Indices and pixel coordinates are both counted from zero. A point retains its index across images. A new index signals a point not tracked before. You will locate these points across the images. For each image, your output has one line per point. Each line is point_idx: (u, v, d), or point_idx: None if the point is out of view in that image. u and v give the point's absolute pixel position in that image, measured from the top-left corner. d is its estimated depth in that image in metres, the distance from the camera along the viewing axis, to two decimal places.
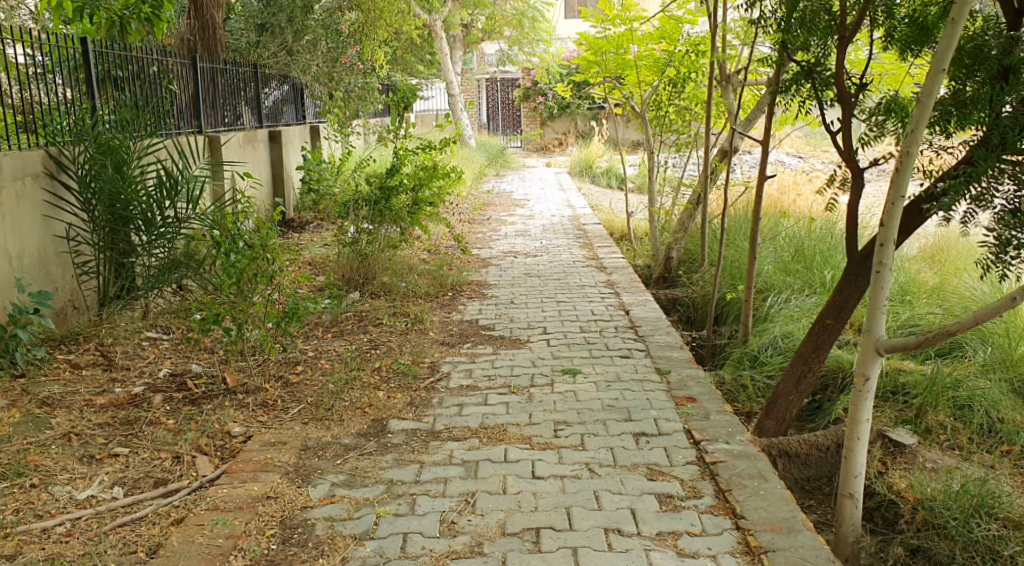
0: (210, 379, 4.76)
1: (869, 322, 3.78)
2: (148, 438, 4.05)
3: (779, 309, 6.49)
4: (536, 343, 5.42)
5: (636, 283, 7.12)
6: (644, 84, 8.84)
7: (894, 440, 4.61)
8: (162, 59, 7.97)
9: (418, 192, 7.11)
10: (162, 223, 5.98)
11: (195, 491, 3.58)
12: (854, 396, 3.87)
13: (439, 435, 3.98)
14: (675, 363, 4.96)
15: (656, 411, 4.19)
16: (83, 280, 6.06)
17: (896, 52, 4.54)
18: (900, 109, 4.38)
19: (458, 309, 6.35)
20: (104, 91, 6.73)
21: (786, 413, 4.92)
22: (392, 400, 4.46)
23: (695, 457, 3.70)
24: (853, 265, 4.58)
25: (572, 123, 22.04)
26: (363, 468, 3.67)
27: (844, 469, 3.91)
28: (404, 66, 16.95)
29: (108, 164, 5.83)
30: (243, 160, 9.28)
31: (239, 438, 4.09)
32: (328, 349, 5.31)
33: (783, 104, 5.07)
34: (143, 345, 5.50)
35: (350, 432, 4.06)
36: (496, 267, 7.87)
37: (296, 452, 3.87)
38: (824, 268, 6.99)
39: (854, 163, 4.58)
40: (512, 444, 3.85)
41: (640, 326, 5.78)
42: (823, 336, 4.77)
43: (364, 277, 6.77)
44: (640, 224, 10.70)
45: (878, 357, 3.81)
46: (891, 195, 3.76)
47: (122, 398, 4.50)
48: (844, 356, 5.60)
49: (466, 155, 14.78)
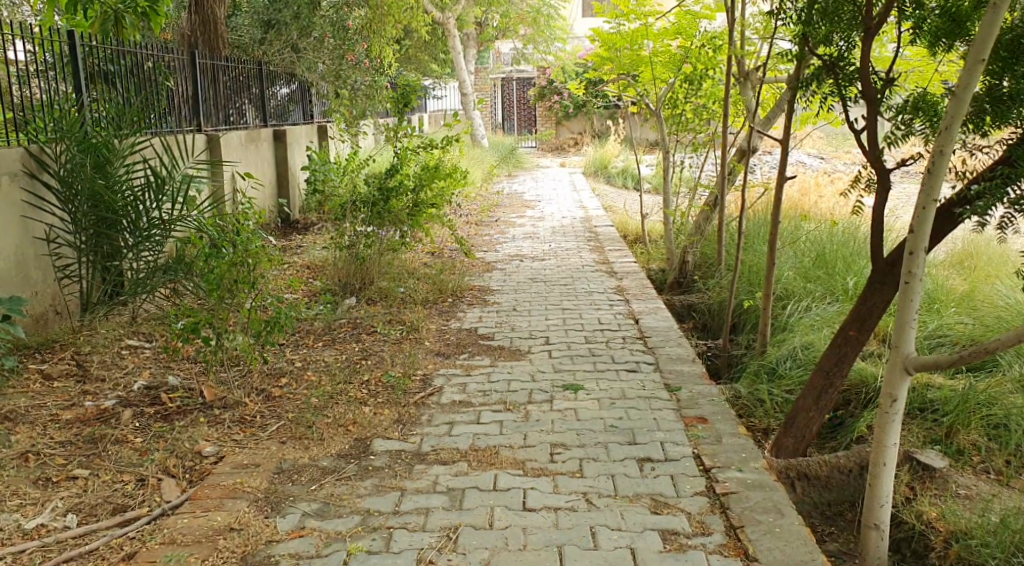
0: (186, 392, 4.45)
1: (898, 338, 3.50)
2: (111, 459, 3.74)
3: (798, 319, 6.15)
4: (537, 354, 5.09)
5: (648, 290, 6.76)
6: (659, 81, 8.51)
7: (923, 463, 4.22)
8: (158, 54, 7.67)
9: (420, 193, 6.80)
10: (148, 225, 5.73)
11: (154, 520, 3.27)
12: (881, 418, 3.59)
13: (425, 458, 3.65)
14: (686, 379, 4.61)
15: (663, 433, 3.84)
16: (67, 283, 5.79)
17: (925, 45, 4.16)
18: (927, 107, 4.01)
19: (457, 316, 6.02)
20: (93, 87, 6.43)
21: (805, 431, 4.59)
22: (378, 416, 4.13)
23: (704, 487, 3.34)
24: (876, 273, 4.23)
25: (588, 123, 21.64)
26: (338, 495, 3.34)
27: (869, 497, 3.64)
28: (417, 67, 16.68)
29: (88, 162, 5.52)
30: (245, 161, 9.00)
31: (210, 459, 3.78)
32: (317, 359, 5.00)
33: (805, 101, 4.74)
34: (123, 353, 5.20)
35: (330, 453, 3.74)
36: (500, 271, 7.54)
37: (268, 477, 3.54)
38: (847, 276, 6.62)
39: (879, 165, 4.23)
40: (503, 470, 3.51)
41: (650, 336, 5.43)
42: (845, 349, 4.42)
43: (361, 282, 6.46)
44: (654, 226, 10.36)
45: (906, 377, 3.53)
46: (922, 196, 3.45)
47: (90, 413, 4.21)
48: (868, 370, 5.23)
49: (476, 155, 14.47)
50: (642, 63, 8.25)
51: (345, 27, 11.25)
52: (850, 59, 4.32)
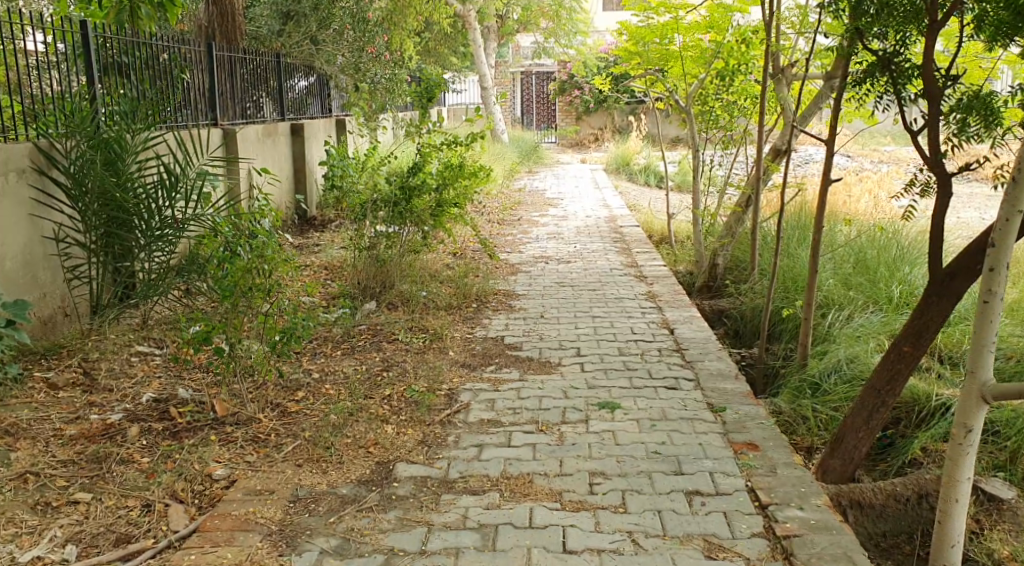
0: (196, 405, 4.16)
1: (975, 362, 3.23)
2: (116, 481, 3.47)
3: (841, 329, 5.83)
4: (569, 367, 4.78)
5: (680, 296, 6.44)
6: (689, 77, 8.16)
7: (989, 493, 3.96)
8: (173, 45, 7.36)
9: (444, 192, 6.48)
10: (160, 226, 5.46)
11: (160, 554, 3.02)
12: (953, 450, 3.32)
13: (453, 486, 3.36)
14: (730, 397, 4.30)
15: (712, 462, 3.53)
16: (76, 284, 5.52)
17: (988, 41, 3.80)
18: (983, 106, 3.68)
19: (482, 323, 5.73)
20: (107, 79, 6.14)
21: (855, 453, 4.25)
22: (401, 437, 3.84)
23: (762, 528, 3.05)
24: (934, 284, 3.92)
25: (609, 118, 21.28)
26: (360, 530, 3.07)
27: (937, 536, 3.39)
28: (437, 59, 16.35)
29: (99, 160, 5.25)
30: (261, 157, 8.75)
31: (221, 482, 3.50)
32: (335, 370, 4.72)
33: (858, 99, 4.42)
34: (133, 360, 4.94)
35: (350, 479, 3.46)
36: (525, 274, 7.24)
37: (282, 506, 3.27)
38: (891, 283, 6.29)
39: (940, 170, 3.92)
40: (539, 503, 3.22)
41: (688, 348, 5.12)
42: (898, 366, 4.09)
43: (381, 286, 6.17)
44: (681, 226, 10.04)
45: (983, 406, 3.25)
46: (1004, 208, 3.17)
47: (95, 428, 3.93)
48: (921, 386, 4.90)
49: (497, 151, 14.20)
50: (672, 58, 7.86)
51: (365, 18, 10.93)
52: (905, 54, 4.01)
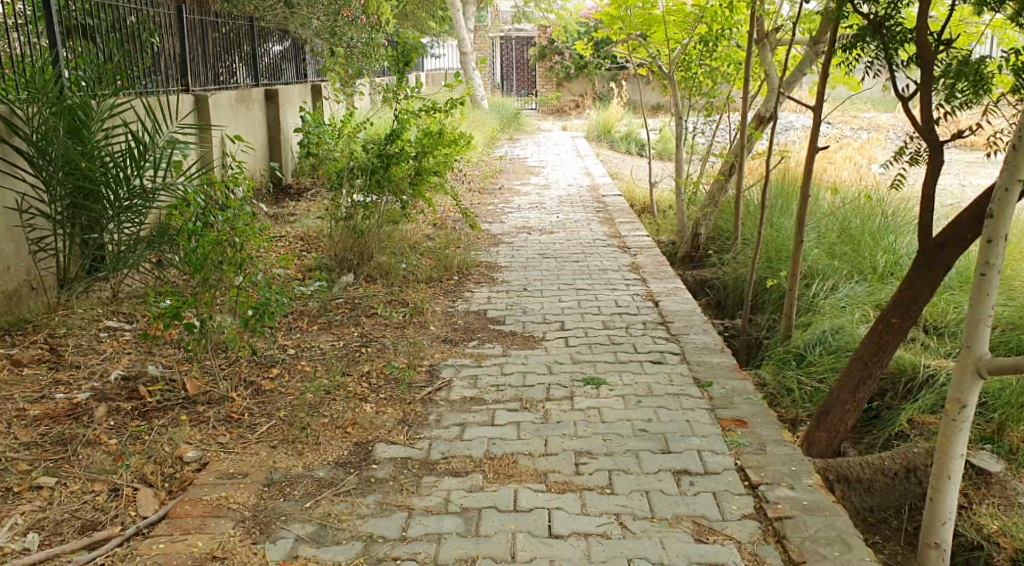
0: (167, 383, 4.01)
1: (970, 336, 3.14)
2: (82, 464, 3.32)
3: (826, 299, 5.74)
4: (552, 342, 4.67)
5: (664, 267, 6.33)
6: (672, 42, 7.96)
7: (978, 467, 3.90)
8: (141, 8, 7.08)
9: (423, 160, 6.29)
10: (128, 197, 5.26)
11: (127, 542, 2.89)
12: (947, 426, 3.24)
13: (435, 468, 3.25)
14: (717, 372, 4.20)
15: (700, 440, 3.44)
16: (42, 257, 5.31)
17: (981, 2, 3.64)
18: (972, 69, 3.52)
19: (463, 296, 5.60)
20: (71, 43, 5.87)
21: (841, 425, 4.14)
22: (381, 416, 3.72)
23: (753, 509, 2.97)
24: (923, 255, 3.82)
25: (590, 84, 21.03)
26: (337, 515, 2.96)
27: (929, 514, 3.31)
28: (415, 23, 16.02)
29: (62, 127, 5.01)
30: (235, 124, 8.52)
31: (193, 465, 3.37)
32: (312, 346, 4.58)
33: (848, 64, 4.26)
34: (101, 336, 4.76)
35: (328, 461, 3.34)
36: (507, 245, 7.11)
37: (256, 490, 3.14)
38: (876, 252, 6.19)
39: (932, 139, 3.79)
40: (523, 484, 3.11)
41: (673, 321, 5.02)
42: (886, 338, 3.98)
43: (360, 258, 6.01)
44: (663, 195, 9.93)
45: (978, 381, 3.16)
46: (1004, 178, 3.06)
47: (61, 408, 3.76)
48: (908, 358, 4.82)
49: (477, 117, 13.97)
50: (655, 22, 7.62)
51: None
52: (896, 16, 3.83)
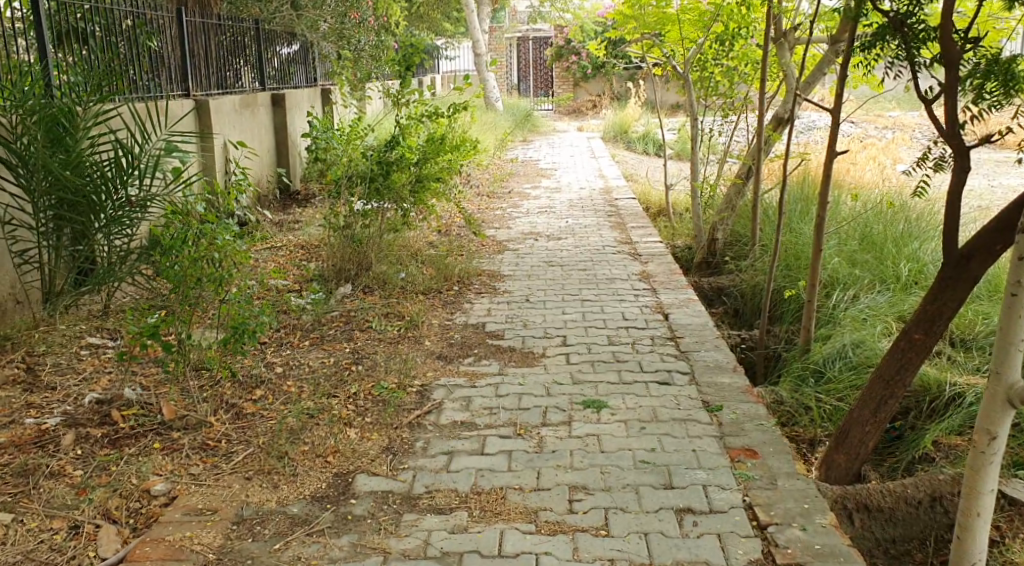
0: (143, 406, 3.79)
1: (1000, 362, 2.85)
2: (41, 499, 3.10)
3: (846, 310, 5.44)
4: (553, 359, 4.41)
5: (676, 277, 6.05)
6: (687, 41, 7.66)
7: (1011, 498, 3.60)
8: (137, 10, 6.89)
9: (425, 167, 6.05)
10: (116, 207, 5.03)
11: None
12: (975, 459, 2.96)
13: (416, 504, 3.01)
14: (727, 394, 3.93)
15: (706, 473, 3.17)
16: (27, 270, 5.10)
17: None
18: (1002, 69, 3.21)
19: (463, 307, 5.36)
20: (60, 48, 5.67)
21: (861, 448, 3.85)
22: (365, 443, 3.49)
23: (762, 555, 2.70)
24: (947, 267, 3.51)
25: (607, 83, 20.77)
26: (306, 559, 2.73)
27: (957, 554, 3.03)
28: (429, 24, 15.79)
29: (43, 135, 4.78)
30: (239, 129, 8.33)
31: (160, 500, 3.15)
32: (300, 364, 4.35)
33: (866, 63, 3.96)
34: (82, 353, 4.56)
35: (302, 495, 3.11)
36: (513, 252, 6.87)
37: (224, 529, 2.92)
38: (899, 260, 5.88)
39: (958, 144, 3.48)
40: (510, 525, 2.86)
41: (683, 337, 4.74)
42: (909, 356, 3.67)
43: (358, 267, 5.78)
44: (679, 198, 9.63)
45: (1009, 410, 2.88)
46: None
47: (27, 435, 3.55)
48: (933, 375, 4.51)
49: (490, 119, 13.75)
50: (669, 21, 7.34)
51: None
52: (919, 13, 3.54)
